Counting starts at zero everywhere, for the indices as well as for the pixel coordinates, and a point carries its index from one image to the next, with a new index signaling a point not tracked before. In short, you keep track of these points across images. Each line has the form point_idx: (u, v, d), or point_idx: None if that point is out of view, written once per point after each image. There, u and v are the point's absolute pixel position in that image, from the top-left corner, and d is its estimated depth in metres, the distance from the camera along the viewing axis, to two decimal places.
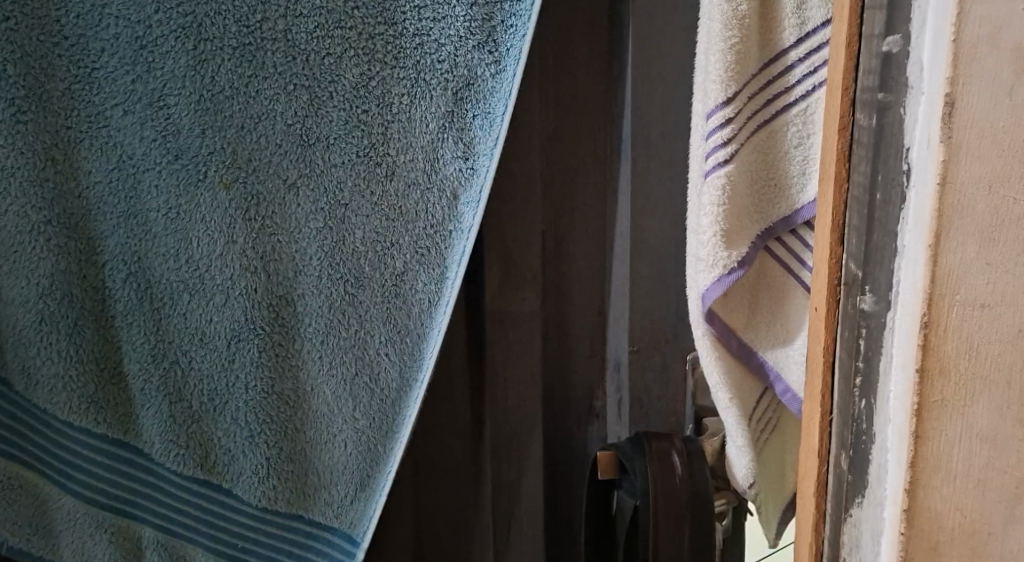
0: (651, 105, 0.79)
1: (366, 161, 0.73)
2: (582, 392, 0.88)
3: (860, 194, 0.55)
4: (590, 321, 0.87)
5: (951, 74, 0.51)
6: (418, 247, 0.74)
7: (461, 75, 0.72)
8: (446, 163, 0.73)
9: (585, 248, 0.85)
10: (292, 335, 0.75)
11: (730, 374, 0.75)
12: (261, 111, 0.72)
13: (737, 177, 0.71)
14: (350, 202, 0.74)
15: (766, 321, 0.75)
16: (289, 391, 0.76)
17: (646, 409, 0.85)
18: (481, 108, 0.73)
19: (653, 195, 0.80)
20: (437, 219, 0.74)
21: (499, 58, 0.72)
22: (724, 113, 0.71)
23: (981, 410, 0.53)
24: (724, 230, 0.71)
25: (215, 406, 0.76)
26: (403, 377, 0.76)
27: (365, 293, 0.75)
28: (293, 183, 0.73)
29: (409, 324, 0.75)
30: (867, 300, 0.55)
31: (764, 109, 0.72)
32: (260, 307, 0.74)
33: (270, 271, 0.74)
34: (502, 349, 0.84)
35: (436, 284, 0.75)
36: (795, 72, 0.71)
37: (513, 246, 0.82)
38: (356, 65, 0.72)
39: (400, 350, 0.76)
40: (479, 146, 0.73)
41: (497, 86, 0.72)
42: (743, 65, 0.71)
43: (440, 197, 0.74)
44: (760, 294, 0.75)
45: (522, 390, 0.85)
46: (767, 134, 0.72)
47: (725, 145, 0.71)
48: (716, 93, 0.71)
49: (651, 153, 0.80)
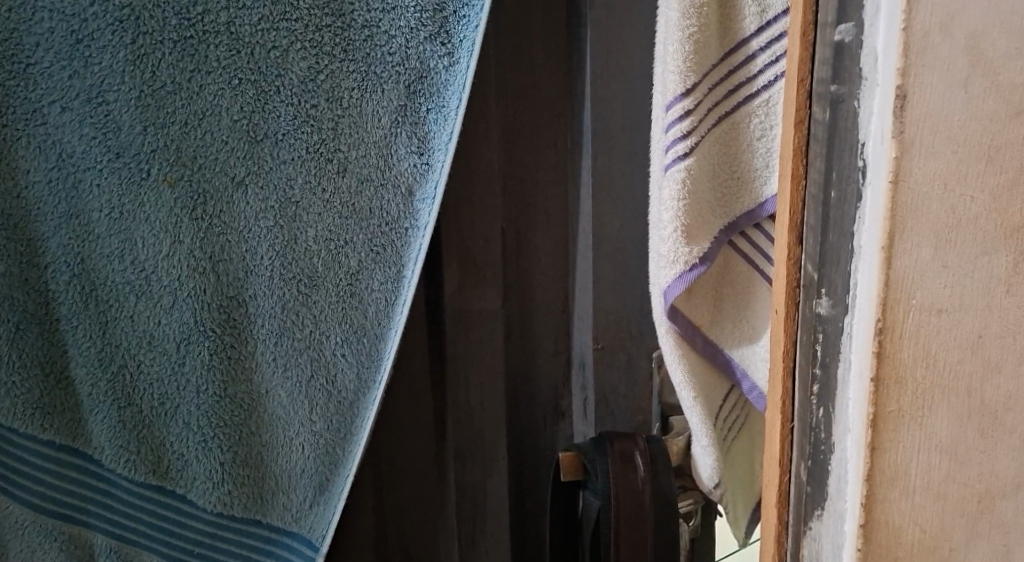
0: (612, 97, 0.77)
1: (316, 157, 0.71)
2: (548, 393, 0.87)
3: (816, 192, 0.53)
4: (555, 317, 0.86)
5: (903, 65, 0.49)
6: (373, 245, 0.73)
7: (413, 68, 0.71)
8: (400, 158, 0.72)
9: (548, 243, 0.84)
10: (244, 337, 0.73)
11: (694, 371, 0.75)
12: (205, 108, 0.69)
13: (698, 171, 0.71)
14: (300, 200, 0.72)
15: (732, 317, 0.75)
16: (242, 395, 0.74)
17: (612, 408, 0.83)
18: (435, 102, 0.71)
19: (617, 191, 0.79)
20: (392, 216, 0.73)
21: (452, 50, 0.71)
22: (683, 105, 0.70)
23: (939, 420, 0.52)
24: (685, 226, 0.71)
25: (167, 411, 0.73)
26: (360, 379, 0.75)
27: (318, 294, 0.73)
28: (241, 181, 0.71)
29: (366, 324, 0.74)
30: (824, 303, 0.54)
31: (724, 100, 0.71)
32: (210, 308, 0.72)
33: (220, 272, 0.72)
34: (464, 347, 0.82)
35: (392, 284, 0.74)
36: (758, 61, 0.70)
37: (474, 244, 0.80)
38: (303, 58, 0.70)
39: (357, 352, 0.74)
40: (435, 141, 0.72)
41: (451, 79, 0.71)
42: (702, 56, 0.70)
43: (395, 193, 0.72)
44: (724, 290, 0.75)
45: (484, 390, 0.83)
46: (728, 126, 0.72)
47: (685, 138, 0.70)
48: (674, 84, 0.70)
49: (613, 147, 0.78)
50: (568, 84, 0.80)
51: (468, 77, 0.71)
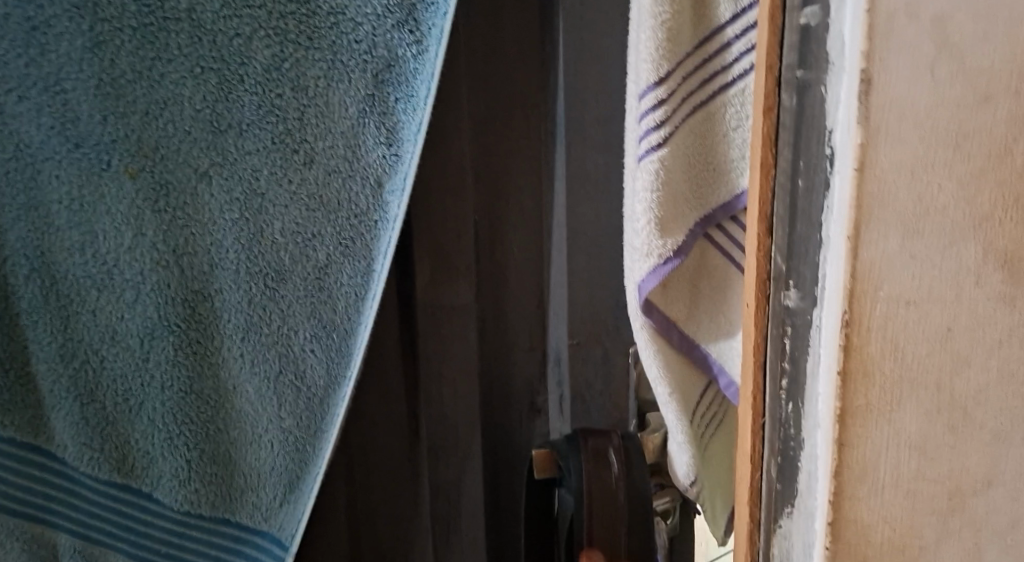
0: (584, 87, 0.76)
1: (282, 148, 0.70)
2: (523, 389, 0.85)
3: (784, 180, 0.51)
4: (529, 312, 0.84)
5: (868, 48, 0.48)
6: (342, 237, 0.72)
7: (381, 56, 0.69)
8: (368, 149, 0.71)
9: (521, 238, 0.82)
10: (209, 332, 0.72)
11: (670, 367, 0.74)
12: (167, 97, 0.68)
13: (673, 162, 0.70)
14: (266, 192, 0.70)
15: (707, 311, 0.75)
16: (209, 391, 0.73)
17: (587, 404, 0.83)
18: (403, 91, 0.70)
19: (591, 184, 0.78)
20: (361, 208, 0.71)
21: (421, 39, 0.69)
22: (656, 94, 0.69)
23: (908, 416, 0.51)
24: (659, 219, 0.70)
25: (130, 407, 0.72)
26: (330, 375, 0.74)
27: (286, 288, 0.72)
28: (204, 172, 0.69)
29: (335, 319, 0.73)
30: (792, 296, 0.52)
31: (699, 89, 0.70)
32: (175, 303, 0.71)
33: (184, 265, 0.70)
34: (439, 343, 0.80)
35: (362, 278, 0.72)
36: (733, 49, 0.69)
37: (447, 237, 0.79)
38: (267, 46, 0.68)
39: (326, 347, 0.73)
40: (404, 131, 0.70)
41: (420, 68, 0.69)
42: (676, 43, 0.68)
43: (364, 185, 0.71)
44: (700, 284, 0.74)
45: (458, 388, 0.81)
46: (703, 117, 0.71)
47: (659, 129, 0.69)
48: (648, 73, 0.69)
49: (585, 140, 0.77)
50: (541, 75, 0.79)
51: (437, 66, 0.69)
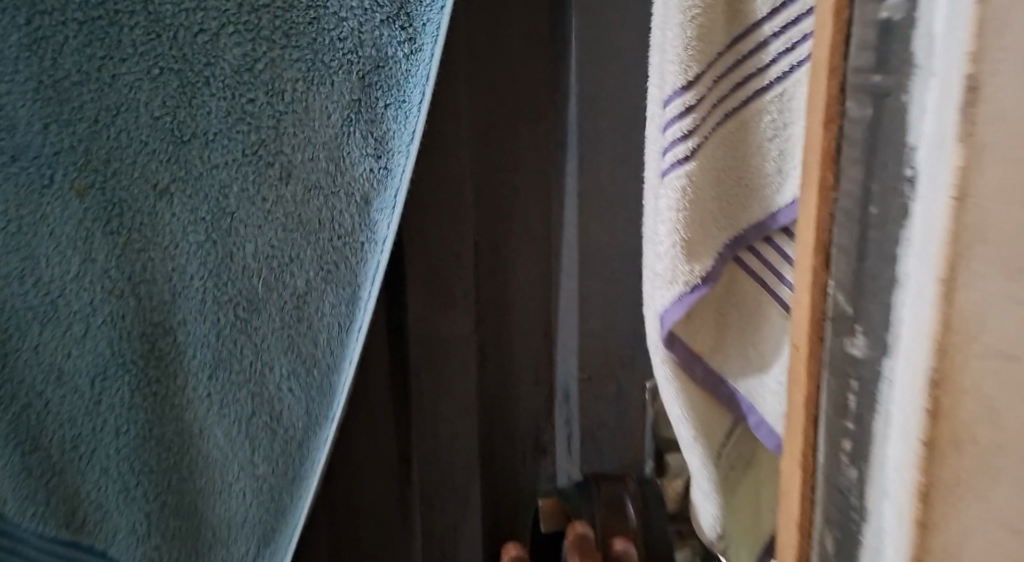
0: (597, 90, 0.67)
1: (254, 160, 0.62)
2: (528, 425, 0.78)
3: (850, 206, 0.44)
4: (535, 342, 0.77)
5: (975, 49, 0.39)
6: (323, 262, 0.63)
7: (368, 55, 0.60)
8: (354, 162, 0.62)
9: (527, 258, 0.74)
10: (171, 368, 0.64)
11: (693, 405, 0.66)
12: (120, 101, 0.60)
13: (701, 177, 0.62)
14: (237, 211, 0.62)
15: (737, 344, 0.66)
16: (171, 437, 0.65)
17: (599, 445, 0.74)
18: (394, 95, 0.61)
19: (606, 199, 0.69)
20: (345, 229, 0.63)
21: (414, 35, 0.60)
22: (683, 99, 0.61)
23: (1005, 493, 0.41)
24: (685, 239, 0.62)
25: (80, 455, 0.64)
26: (311, 416, 0.65)
27: (259, 319, 0.63)
28: (164, 189, 0.61)
29: (317, 354, 0.64)
30: (859, 343, 0.44)
31: (731, 94, 0.62)
32: (131, 338, 0.62)
33: (142, 294, 0.62)
34: (433, 378, 0.72)
35: (347, 307, 0.64)
36: (771, 48, 0.61)
37: (441, 260, 0.70)
38: (237, 44, 0.60)
39: (305, 386, 0.65)
40: (395, 141, 0.62)
41: (413, 68, 0.61)
42: (707, 42, 0.60)
43: (348, 203, 0.62)
44: (729, 312, 0.66)
45: (456, 427, 0.73)
46: (736, 125, 0.62)
47: (687, 139, 0.61)
48: (674, 76, 0.61)
49: (597, 150, 0.68)
50: (549, 76, 0.70)
51: (435, 68, 0.61)
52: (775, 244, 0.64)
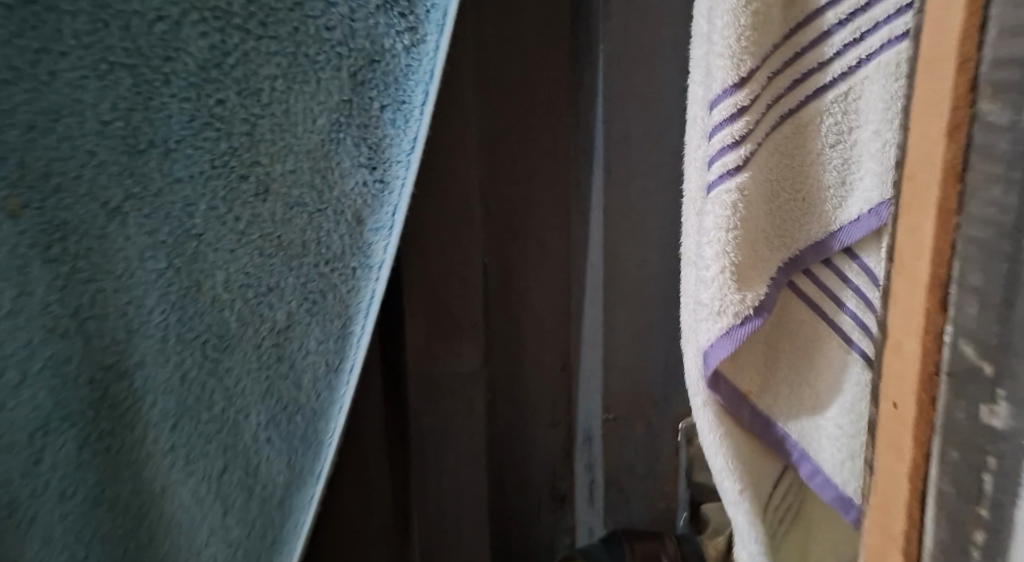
0: (630, 95, 0.61)
1: (225, 172, 0.53)
2: (541, 466, 0.75)
3: (987, 248, 0.40)
4: (550, 374, 0.73)
5: None
6: (307, 290, 0.55)
7: (361, 49, 0.52)
8: (344, 174, 0.54)
9: (545, 288, 0.71)
10: (126, 419, 0.54)
11: (739, 454, 0.55)
12: (61, 103, 0.50)
13: (753, 191, 0.52)
14: (206, 233, 0.53)
15: (789, 384, 0.55)
16: (128, 498, 0.55)
17: (627, 494, 0.68)
18: (391, 95, 0.53)
19: (636, 222, 0.63)
20: (333, 251, 0.55)
21: (415, 25, 0.52)
22: (735, 99, 0.51)
23: None
24: (736, 263, 0.52)
25: (16, 524, 0.52)
26: (293, 470, 0.57)
27: (233, 358, 0.55)
28: (117, 208, 0.52)
29: (300, 399, 0.56)
30: (1000, 413, 0.40)
31: (785, 94, 0.52)
32: (78, 384, 0.52)
33: (90, 333, 0.52)
34: (439, 414, 0.65)
35: (335, 343, 0.56)
36: (835, 38, 0.52)
37: (450, 288, 0.63)
38: (203, 34, 0.51)
39: (286, 434, 0.56)
40: (392, 151, 0.54)
41: (414, 65, 0.53)
42: (763, 31, 0.51)
43: (337, 222, 0.54)
44: (780, 347, 0.55)
45: (459, 470, 0.66)
46: (791, 130, 0.53)
47: (739, 145, 0.52)
48: (724, 72, 0.51)
49: (629, 164, 0.62)
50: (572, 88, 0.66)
51: (439, 63, 0.53)
52: (833, 265, 0.54)
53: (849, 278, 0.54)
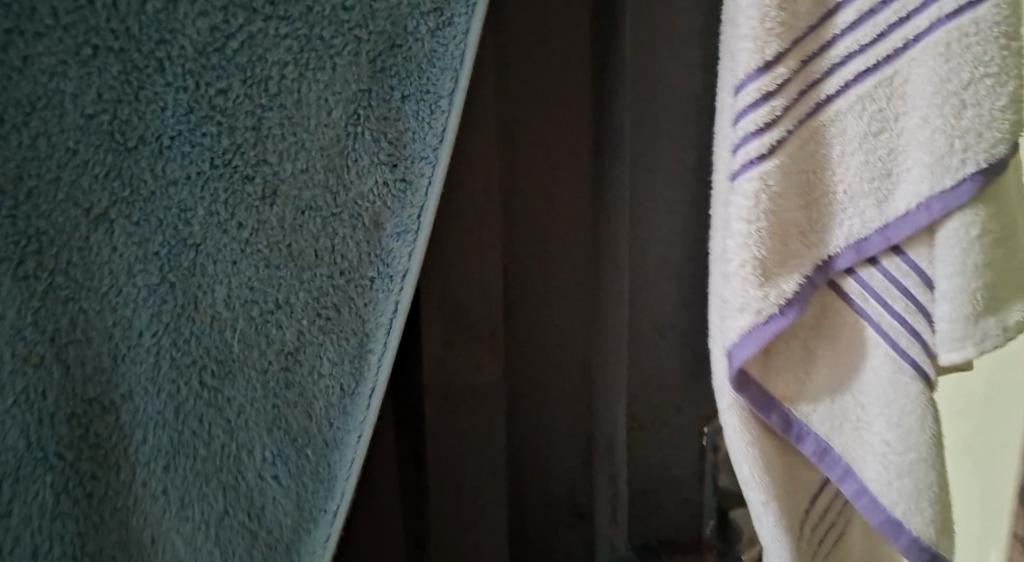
0: (654, 88, 0.55)
1: (227, 172, 0.46)
2: (562, 478, 0.62)
3: None
4: (572, 381, 0.60)
5: None
6: (320, 305, 0.48)
7: (380, 31, 0.46)
8: (361, 173, 0.47)
9: (565, 285, 0.59)
10: (112, 459, 0.46)
11: (770, 464, 0.51)
12: (38, 94, 0.43)
13: (783, 181, 0.47)
14: (204, 242, 0.46)
15: (829, 394, 0.50)
16: (115, 554, 0.47)
17: (652, 504, 0.62)
18: (414, 84, 0.47)
19: (650, 222, 0.57)
20: (348, 261, 0.48)
21: (441, 5, 0.46)
22: (761, 83, 0.46)
23: None
24: (761, 258, 0.48)
25: None
26: (304, 508, 0.49)
27: (235, 388, 0.48)
28: (102, 214, 0.45)
29: (311, 428, 0.49)
30: None
31: (821, 80, 0.47)
32: (57, 421, 0.45)
33: (70, 362, 0.45)
34: (456, 444, 0.57)
35: (350, 365, 0.49)
36: (879, 20, 0.46)
37: (465, 300, 0.56)
38: (203, 13, 0.44)
39: (296, 469, 0.49)
40: (414, 146, 0.48)
41: (439, 49, 0.47)
42: (794, 11, 0.46)
43: (353, 227, 0.48)
44: (820, 352, 0.50)
45: (482, 498, 0.58)
46: (829, 120, 0.47)
47: (765, 132, 0.47)
48: (749, 55, 0.46)
49: (652, 169, 0.57)
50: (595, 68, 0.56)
51: (467, 49, 0.47)
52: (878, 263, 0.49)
53: (897, 279, 0.49)
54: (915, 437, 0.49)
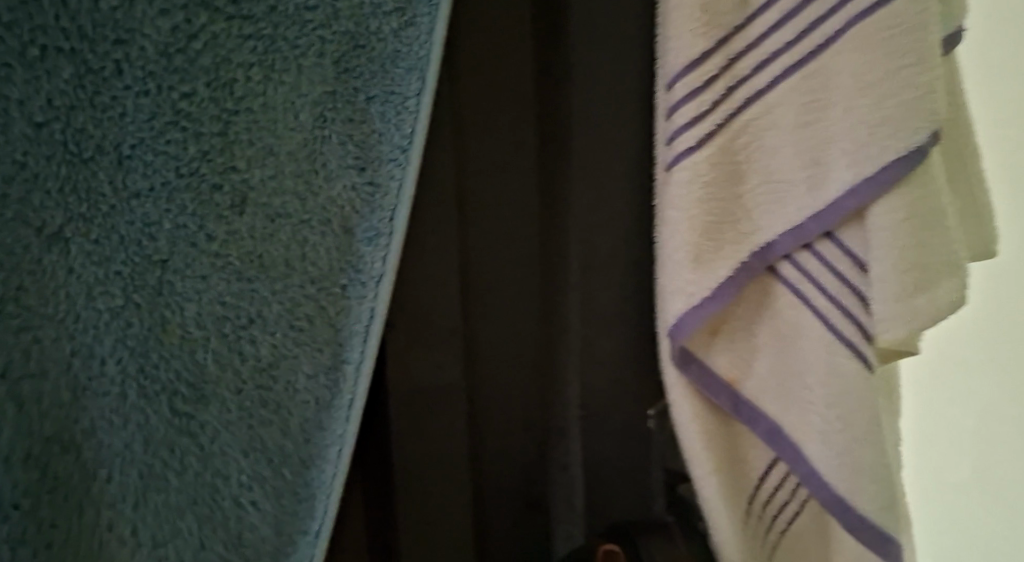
0: (605, 58, 0.50)
1: (194, 180, 0.42)
2: (520, 473, 0.53)
3: None
4: (527, 361, 0.53)
5: None
6: (294, 318, 0.45)
7: (345, 30, 0.43)
8: (331, 178, 0.44)
9: (520, 253, 0.51)
10: (74, 503, 0.42)
11: (714, 441, 0.50)
12: None
13: (719, 167, 0.47)
14: (169, 258, 0.42)
15: (775, 376, 0.49)
16: None
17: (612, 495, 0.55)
18: (380, 83, 0.44)
19: (607, 186, 0.51)
20: (321, 270, 0.45)
21: (404, 2, 0.44)
22: (691, 77, 0.46)
23: None
24: (698, 245, 0.47)
25: None
26: (286, 535, 0.46)
27: (208, 413, 0.44)
28: (57, 231, 0.40)
29: (289, 450, 0.45)
30: None
31: (751, 76, 0.47)
32: (12, 462, 0.40)
33: (25, 396, 0.40)
34: (421, 446, 0.51)
35: (327, 381, 0.45)
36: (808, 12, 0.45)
37: (421, 290, 0.50)
38: (161, 11, 0.41)
39: (276, 494, 0.45)
40: (385, 147, 0.45)
41: (404, 47, 0.44)
42: (715, 12, 0.46)
43: (325, 235, 0.45)
44: (763, 331, 0.49)
45: (443, 497, 0.52)
46: (761, 114, 0.47)
47: (696, 124, 0.47)
48: (675, 53, 0.47)
49: (612, 139, 0.50)
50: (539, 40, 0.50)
51: (433, 48, 0.44)
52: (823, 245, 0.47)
53: (832, 262, 0.47)
54: (855, 421, 0.47)
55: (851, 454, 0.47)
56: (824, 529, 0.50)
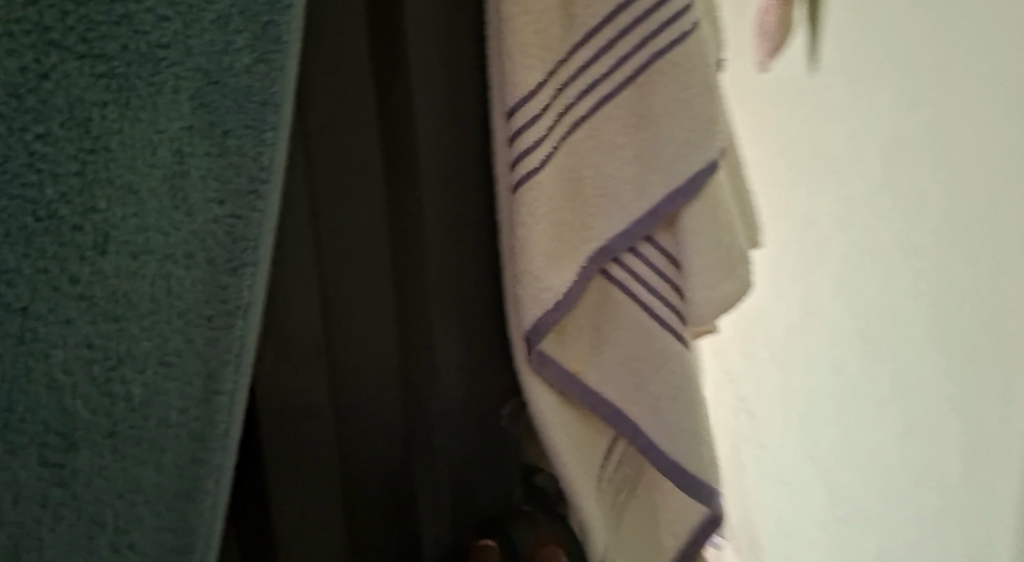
0: (439, 65, 0.51)
1: (53, 221, 0.41)
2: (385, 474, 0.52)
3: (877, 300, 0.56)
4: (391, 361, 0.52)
5: None
6: (163, 353, 0.44)
7: (198, 67, 0.43)
8: (193, 211, 0.44)
9: (378, 253, 0.50)
10: None
11: (571, 432, 0.55)
12: None
13: (556, 187, 0.52)
14: (30, 303, 0.41)
15: (618, 367, 0.54)
16: None
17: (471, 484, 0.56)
18: (237, 117, 0.44)
19: (451, 189, 0.52)
20: (188, 304, 0.44)
21: (255, 38, 0.44)
22: (530, 107, 0.50)
23: None
24: (548, 259, 0.51)
25: None
26: None
27: (81, 456, 0.43)
28: None
29: (166, 487, 0.45)
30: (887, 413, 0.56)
31: (574, 112, 0.52)
32: None
33: None
34: (297, 459, 0.49)
35: (201, 414, 0.45)
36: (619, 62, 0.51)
37: (285, 314, 0.48)
38: (10, 53, 0.40)
39: (154, 531, 0.44)
40: (245, 179, 0.45)
41: (257, 82, 0.45)
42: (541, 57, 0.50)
43: (190, 268, 0.44)
44: (602, 327, 0.55)
45: (317, 507, 0.50)
46: (587, 136, 0.52)
47: (537, 148, 0.51)
48: (516, 88, 0.50)
49: (454, 146, 0.52)
50: (380, 61, 0.49)
51: (285, 81, 0.45)
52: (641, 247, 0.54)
53: (652, 261, 0.54)
54: (682, 395, 0.54)
55: (683, 428, 0.54)
56: (650, 494, 0.58)
